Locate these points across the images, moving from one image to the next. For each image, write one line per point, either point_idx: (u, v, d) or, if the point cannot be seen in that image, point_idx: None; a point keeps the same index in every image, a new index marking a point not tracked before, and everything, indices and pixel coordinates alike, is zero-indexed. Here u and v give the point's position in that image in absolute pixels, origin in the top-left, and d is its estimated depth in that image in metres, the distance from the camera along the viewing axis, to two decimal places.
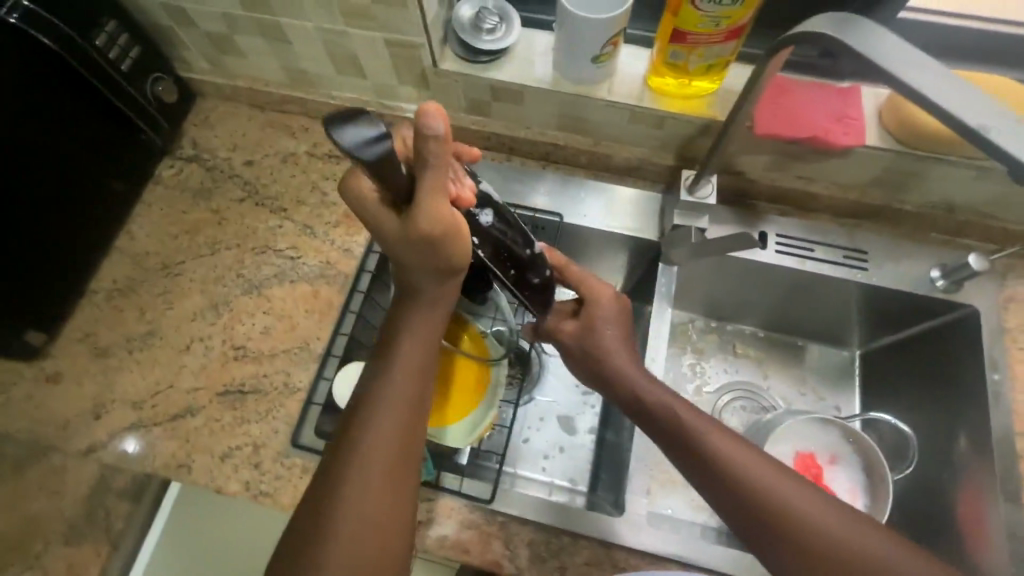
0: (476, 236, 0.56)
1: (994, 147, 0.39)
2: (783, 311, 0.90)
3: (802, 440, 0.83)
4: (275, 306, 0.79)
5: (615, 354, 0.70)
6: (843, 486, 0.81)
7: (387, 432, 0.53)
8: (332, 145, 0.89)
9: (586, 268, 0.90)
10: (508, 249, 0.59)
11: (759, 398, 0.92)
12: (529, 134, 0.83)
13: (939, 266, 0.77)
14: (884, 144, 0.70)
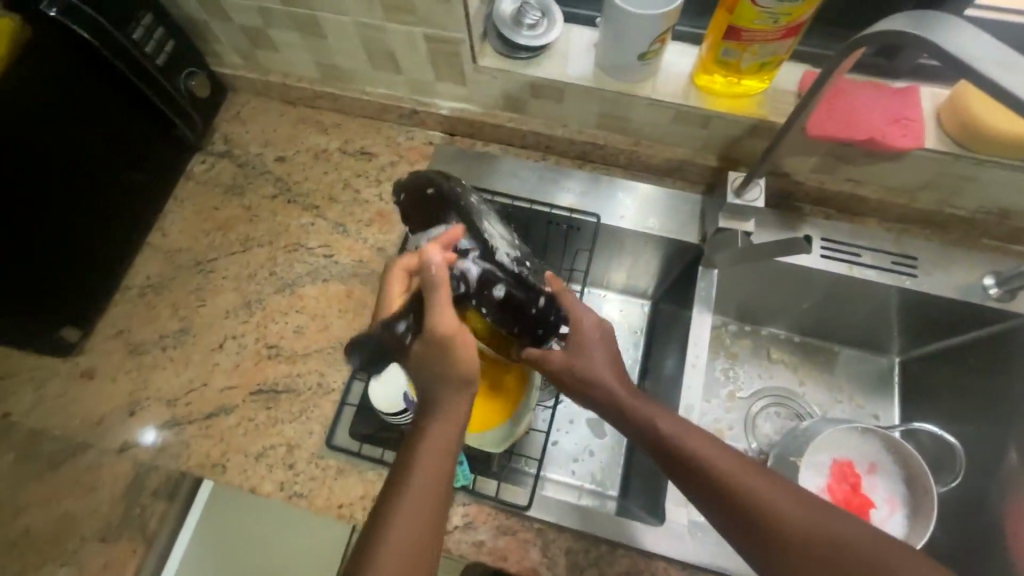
0: (472, 284, 0.60)
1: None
2: (823, 317, 0.88)
3: (839, 449, 0.81)
4: (308, 306, 0.78)
5: (605, 380, 0.64)
6: (884, 494, 0.79)
7: (426, 481, 0.50)
8: (364, 142, 0.88)
9: (619, 267, 0.88)
10: (509, 293, 0.61)
11: (795, 405, 0.90)
12: (567, 133, 0.81)
13: (993, 274, 0.75)
14: (942, 147, 0.67)
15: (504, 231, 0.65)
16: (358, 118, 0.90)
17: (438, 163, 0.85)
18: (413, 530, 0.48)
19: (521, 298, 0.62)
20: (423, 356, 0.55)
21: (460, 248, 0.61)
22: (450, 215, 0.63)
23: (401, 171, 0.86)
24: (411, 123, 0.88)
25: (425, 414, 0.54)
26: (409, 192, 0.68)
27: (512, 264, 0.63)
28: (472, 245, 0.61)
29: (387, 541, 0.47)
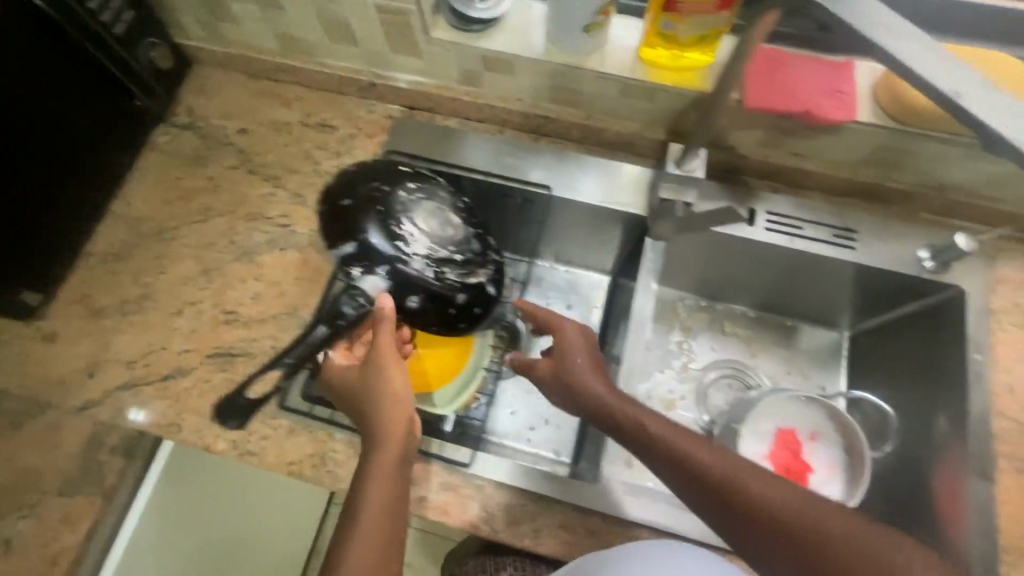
0: (391, 294, 0.63)
1: (967, 113, 0.39)
2: (777, 291, 0.90)
3: (781, 419, 0.84)
4: (265, 274, 0.80)
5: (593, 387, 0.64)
6: (824, 461, 0.81)
7: (378, 496, 0.57)
8: (325, 115, 0.89)
9: (583, 238, 0.91)
10: (430, 291, 0.64)
11: (747, 376, 0.93)
12: (521, 106, 0.83)
13: (928, 247, 0.76)
14: (875, 120, 0.69)
15: (429, 227, 0.65)
16: (319, 91, 0.91)
17: (397, 136, 0.87)
18: (376, 538, 0.56)
19: (444, 293, 0.65)
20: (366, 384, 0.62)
21: (377, 256, 0.62)
22: (370, 223, 0.63)
23: (360, 144, 0.87)
24: (371, 96, 0.89)
25: (372, 442, 0.60)
26: (330, 200, 0.66)
27: (429, 264, 0.64)
28: (389, 253, 0.62)
29: (356, 552, 0.55)
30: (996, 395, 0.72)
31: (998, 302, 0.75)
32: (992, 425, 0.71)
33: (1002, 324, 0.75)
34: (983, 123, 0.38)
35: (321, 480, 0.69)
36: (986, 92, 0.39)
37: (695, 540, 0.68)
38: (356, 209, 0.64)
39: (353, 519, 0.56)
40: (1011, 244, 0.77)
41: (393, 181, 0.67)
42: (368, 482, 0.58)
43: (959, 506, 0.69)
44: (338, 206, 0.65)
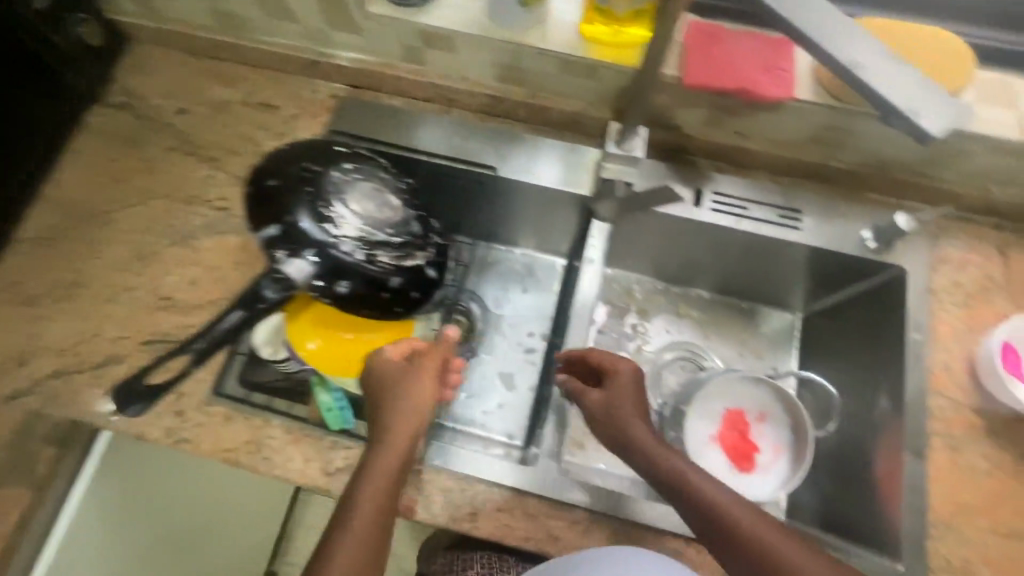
0: (321, 278, 0.61)
1: (865, 87, 0.41)
2: (735, 276, 0.88)
3: (731, 399, 0.83)
4: (202, 258, 0.78)
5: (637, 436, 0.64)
6: (771, 441, 0.81)
7: (375, 499, 0.56)
8: (266, 94, 0.87)
9: (537, 220, 0.90)
10: (364, 275, 0.63)
11: (700, 358, 0.91)
12: (465, 84, 0.82)
13: (871, 227, 0.76)
14: (817, 99, 0.69)
15: (364, 210, 0.64)
16: (259, 69, 0.88)
17: (340, 116, 0.84)
18: (362, 544, 0.54)
19: (378, 275, 0.64)
20: (387, 396, 0.62)
21: (306, 239, 0.60)
22: (300, 205, 0.61)
23: (302, 124, 0.85)
24: (313, 74, 0.86)
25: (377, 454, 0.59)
26: (258, 180, 0.63)
27: (361, 247, 0.63)
28: (319, 236, 0.61)
29: (339, 554, 0.53)
30: (933, 373, 0.71)
31: (940, 281, 0.75)
32: (928, 402, 0.70)
33: (943, 303, 0.74)
34: (881, 97, 0.40)
35: (257, 467, 0.68)
36: (884, 64, 0.41)
37: (631, 522, 0.67)
38: (284, 188, 0.62)
39: (345, 524, 0.55)
40: (953, 223, 0.77)
41: (325, 162, 0.66)
42: (365, 488, 0.57)
43: (890, 482, 0.69)
44: (265, 188, 0.63)
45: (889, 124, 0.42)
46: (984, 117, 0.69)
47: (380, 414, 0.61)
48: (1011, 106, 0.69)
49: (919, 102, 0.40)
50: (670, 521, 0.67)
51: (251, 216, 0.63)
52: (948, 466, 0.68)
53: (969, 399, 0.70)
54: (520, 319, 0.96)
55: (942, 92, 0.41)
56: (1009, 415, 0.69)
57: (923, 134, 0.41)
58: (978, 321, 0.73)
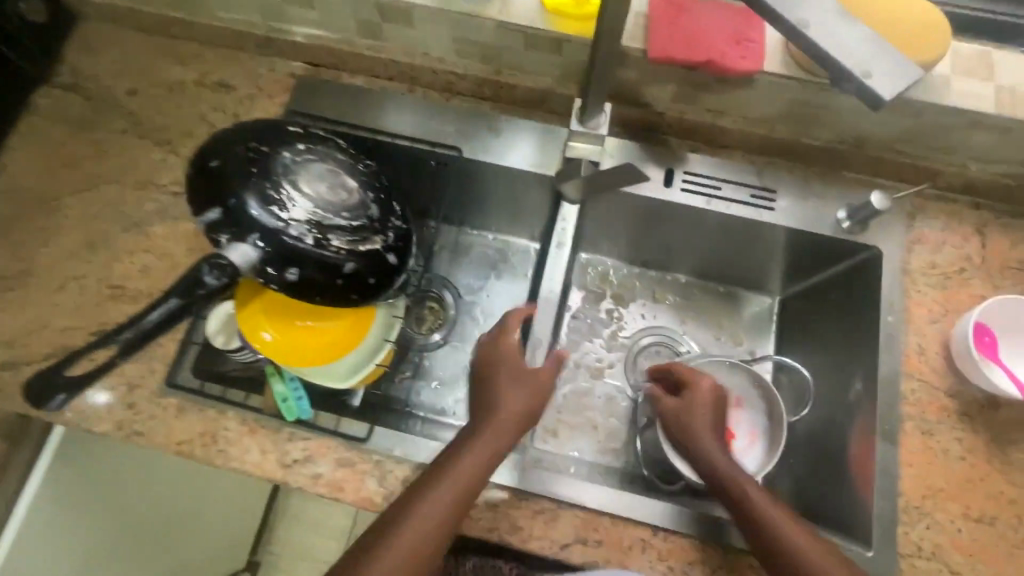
0: (270, 265, 0.58)
1: (815, 47, 0.40)
2: (712, 259, 0.86)
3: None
4: (156, 245, 0.75)
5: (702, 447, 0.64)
6: (748, 427, 0.78)
7: (460, 483, 0.58)
8: (222, 73, 0.83)
9: (509, 200, 0.87)
10: (317, 260, 0.60)
11: (676, 344, 0.88)
12: (427, 61, 0.80)
13: (846, 207, 0.73)
14: (786, 72, 0.66)
15: (318, 193, 0.61)
16: (214, 48, 0.84)
17: (299, 95, 0.81)
18: (432, 528, 0.56)
19: (330, 260, 0.60)
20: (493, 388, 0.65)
21: (254, 224, 0.57)
22: (248, 187, 0.58)
23: (259, 104, 0.81)
24: (271, 53, 0.83)
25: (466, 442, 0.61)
26: (204, 161, 0.60)
27: (313, 231, 0.60)
28: (267, 219, 0.58)
29: (413, 529, 0.55)
30: (907, 357, 0.69)
31: (915, 262, 0.72)
32: (901, 386, 0.68)
33: (917, 284, 0.72)
34: (832, 58, 0.39)
35: (212, 460, 0.65)
36: (835, 27, 0.40)
37: (594, 511, 0.63)
38: (229, 170, 0.59)
39: (422, 501, 0.57)
40: (930, 203, 0.75)
41: (275, 143, 0.63)
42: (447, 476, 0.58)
43: (861, 466, 0.67)
44: (211, 169, 0.59)
45: (841, 90, 0.40)
46: (961, 90, 0.66)
47: (480, 405, 0.64)
48: (988, 78, 0.66)
49: (872, 64, 0.39)
50: (637, 510, 0.63)
51: (195, 199, 0.60)
52: (921, 450, 0.66)
53: (944, 382, 0.68)
54: (493, 305, 0.94)
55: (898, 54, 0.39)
56: (985, 398, 0.67)
57: (875, 98, 0.39)
58: (955, 302, 0.71)
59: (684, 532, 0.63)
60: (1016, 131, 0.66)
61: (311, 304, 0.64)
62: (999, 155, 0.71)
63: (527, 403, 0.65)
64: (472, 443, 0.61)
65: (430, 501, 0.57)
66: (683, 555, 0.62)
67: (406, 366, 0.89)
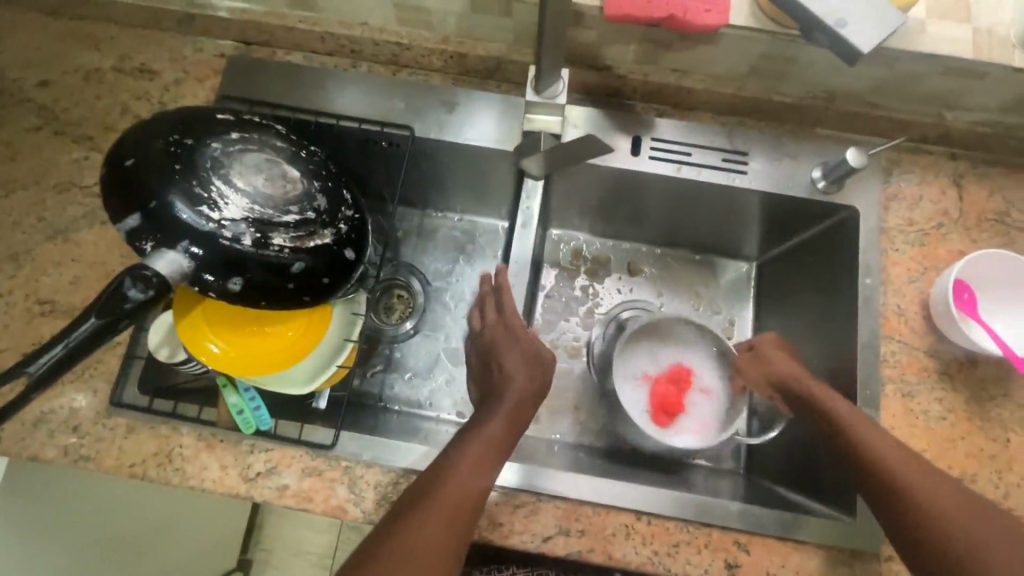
0: (207, 268, 0.53)
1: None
2: (686, 228, 0.82)
3: (689, 359, 0.78)
4: (86, 253, 0.69)
5: (777, 369, 0.69)
6: (700, 413, 0.76)
7: (490, 442, 0.58)
8: (142, 57, 0.75)
9: (472, 176, 0.81)
10: (261, 260, 0.55)
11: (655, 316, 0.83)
12: (367, 32, 0.73)
13: (820, 165, 0.70)
14: (753, 24, 0.61)
15: (257, 186, 0.56)
16: (132, 29, 0.76)
17: (230, 77, 0.74)
18: (469, 484, 0.55)
19: (274, 258, 0.55)
20: (504, 358, 0.66)
21: (184, 226, 0.52)
22: (172, 185, 0.53)
23: (187, 90, 0.74)
24: (193, 31, 0.76)
25: (490, 409, 0.62)
26: (117, 161, 0.54)
27: (253, 228, 0.55)
28: (199, 219, 0.53)
29: (450, 486, 0.54)
30: (885, 319, 0.67)
31: (892, 220, 0.70)
32: (879, 349, 0.66)
33: (894, 243, 0.69)
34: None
35: (168, 480, 0.62)
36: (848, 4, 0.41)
37: (575, 501, 0.61)
38: (150, 168, 0.53)
39: (456, 455, 0.57)
40: (906, 156, 0.72)
41: (201, 134, 0.57)
42: (475, 436, 0.58)
43: None
44: (127, 168, 0.54)
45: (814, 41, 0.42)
46: (937, 34, 0.61)
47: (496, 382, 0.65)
48: (964, 19, 0.62)
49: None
50: (622, 496, 0.62)
51: (110, 204, 0.54)
52: (901, 413, 0.64)
53: (923, 342, 0.67)
54: (463, 290, 0.90)
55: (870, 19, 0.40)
56: (964, 356, 0.66)
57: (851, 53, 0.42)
58: (932, 259, 0.69)
59: (671, 515, 0.61)
60: (993, 76, 0.63)
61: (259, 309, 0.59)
62: (975, 102, 0.68)
63: (540, 375, 0.66)
64: (496, 409, 0.61)
65: (437, 506, 0.53)
66: (667, 538, 0.61)
67: (377, 360, 0.87)
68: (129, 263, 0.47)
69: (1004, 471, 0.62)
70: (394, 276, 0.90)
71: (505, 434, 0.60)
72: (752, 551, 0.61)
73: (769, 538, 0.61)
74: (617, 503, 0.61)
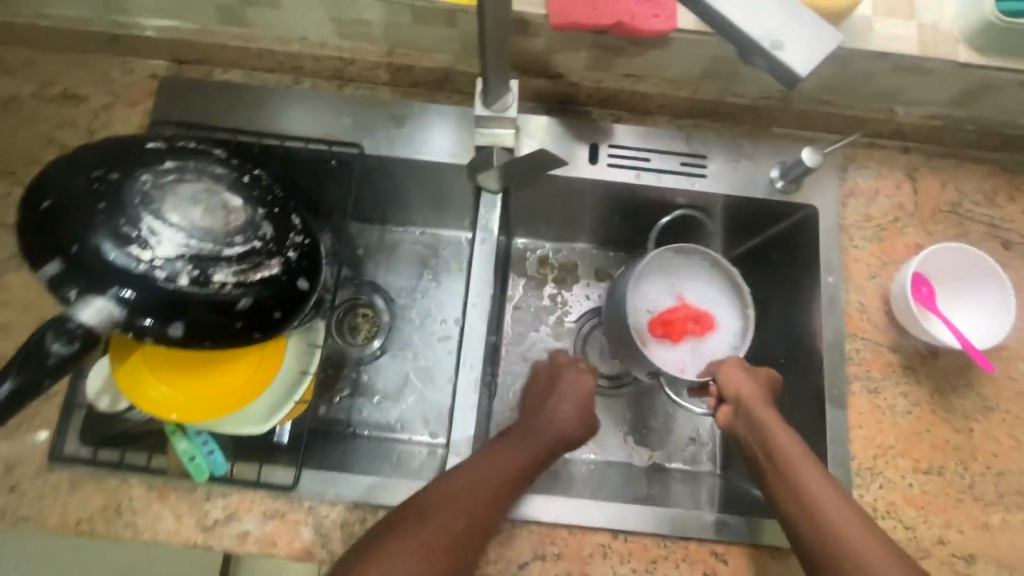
0: (143, 312, 0.49)
1: (731, 28, 0.37)
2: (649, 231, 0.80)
3: (724, 327, 0.72)
4: (15, 296, 0.65)
5: (750, 402, 0.63)
6: (673, 357, 0.71)
7: (512, 473, 0.59)
8: (67, 82, 0.70)
9: (431, 189, 0.79)
10: (203, 300, 0.51)
11: (707, 288, 0.72)
12: (307, 47, 0.69)
13: (778, 165, 0.69)
14: (702, 28, 0.60)
15: (194, 221, 0.52)
16: (53, 52, 0.71)
17: (163, 100, 0.70)
18: (480, 506, 0.56)
19: (217, 296, 0.52)
20: (556, 400, 0.69)
21: (116, 271, 0.49)
22: (98, 227, 0.49)
23: (118, 115, 0.70)
24: (121, 52, 0.71)
25: (523, 441, 0.63)
26: (40, 203, 0.50)
27: (191, 266, 0.51)
28: (132, 262, 0.49)
29: (462, 503, 0.55)
30: (848, 317, 0.67)
31: (850, 217, 0.70)
32: (844, 347, 0.66)
33: (853, 240, 0.70)
34: (744, 36, 0.37)
35: (120, 534, 0.58)
36: (793, 29, 0.37)
37: (550, 524, 0.60)
38: (72, 210, 0.50)
39: (477, 472, 0.57)
40: (861, 151, 0.72)
41: (128, 166, 0.53)
42: (501, 461, 0.59)
43: (813, 434, 0.66)
44: (50, 210, 0.50)
45: (758, 66, 0.38)
46: (882, 31, 0.61)
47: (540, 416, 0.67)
48: (909, 16, 0.62)
49: (784, 34, 0.37)
50: (597, 516, 0.60)
51: (31, 249, 0.50)
52: (868, 410, 0.65)
53: (885, 338, 0.67)
54: (430, 306, 0.87)
55: (806, 20, 0.37)
56: (926, 349, 0.66)
57: (791, 77, 0.37)
58: (891, 253, 0.69)
59: (647, 531, 0.60)
60: (939, 73, 0.63)
61: (204, 349, 0.55)
62: (923, 97, 0.68)
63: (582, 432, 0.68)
64: (530, 443, 0.63)
65: (443, 517, 0.54)
66: (645, 554, 0.60)
67: (343, 384, 0.83)
68: (50, 319, 0.47)
69: (969, 462, 0.63)
70: (358, 294, 0.87)
71: (533, 463, 0.62)
72: (729, 560, 0.61)
73: (745, 546, 0.61)
74: (591, 524, 0.60)
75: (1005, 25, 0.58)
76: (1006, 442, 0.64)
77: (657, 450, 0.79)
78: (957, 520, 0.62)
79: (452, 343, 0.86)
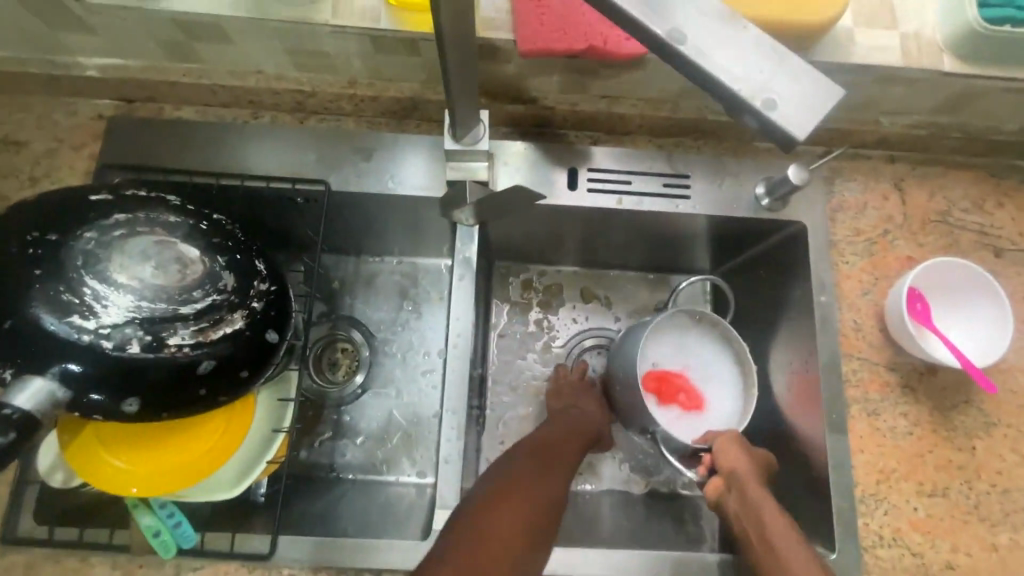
0: (87, 384, 0.45)
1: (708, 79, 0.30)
2: (636, 249, 0.76)
3: (719, 407, 0.68)
4: None
5: (743, 480, 0.59)
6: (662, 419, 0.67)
7: (561, 468, 0.62)
8: (5, 127, 0.66)
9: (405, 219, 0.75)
10: (158, 364, 0.47)
11: (708, 365, 0.69)
12: (264, 80, 0.65)
13: (764, 181, 0.67)
14: None
15: (146, 278, 0.48)
16: None
17: (111, 143, 0.65)
18: (544, 497, 0.57)
19: (172, 360, 0.47)
20: (580, 401, 0.71)
21: (56, 343, 0.44)
22: (37, 295, 0.45)
23: (63, 160, 0.65)
24: (62, 92, 0.66)
25: (562, 438, 0.65)
26: None
27: (145, 328, 0.47)
28: (75, 331, 0.45)
29: (528, 495, 0.57)
30: (844, 336, 0.65)
31: (840, 231, 0.68)
32: (841, 368, 0.64)
33: (845, 256, 0.68)
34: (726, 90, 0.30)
35: None
36: (784, 79, 0.30)
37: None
38: (4, 279, 0.45)
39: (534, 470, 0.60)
40: (847, 163, 0.70)
41: (71, 224, 0.49)
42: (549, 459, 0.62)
43: (814, 460, 0.64)
44: None
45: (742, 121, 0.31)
46: (863, 43, 0.59)
47: (572, 412, 0.70)
48: (890, 26, 0.60)
49: (773, 88, 0.30)
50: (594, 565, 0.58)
51: None
52: (869, 434, 0.63)
53: (882, 357, 0.65)
54: (411, 339, 0.82)
55: (797, 64, 0.30)
56: (924, 366, 0.65)
57: (785, 137, 0.30)
58: (883, 268, 0.67)
59: None
60: (922, 82, 0.62)
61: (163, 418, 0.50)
62: (907, 106, 0.66)
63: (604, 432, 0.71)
64: (568, 439, 0.66)
65: (517, 506, 0.55)
66: None
67: (324, 427, 0.78)
68: None
69: (973, 481, 0.62)
70: (334, 329, 0.82)
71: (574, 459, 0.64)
72: None
73: None
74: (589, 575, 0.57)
75: (988, 34, 0.56)
76: (1009, 458, 0.62)
77: (655, 477, 0.76)
78: (965, 544, 0.60)
79: (437, 375, 0.82)
